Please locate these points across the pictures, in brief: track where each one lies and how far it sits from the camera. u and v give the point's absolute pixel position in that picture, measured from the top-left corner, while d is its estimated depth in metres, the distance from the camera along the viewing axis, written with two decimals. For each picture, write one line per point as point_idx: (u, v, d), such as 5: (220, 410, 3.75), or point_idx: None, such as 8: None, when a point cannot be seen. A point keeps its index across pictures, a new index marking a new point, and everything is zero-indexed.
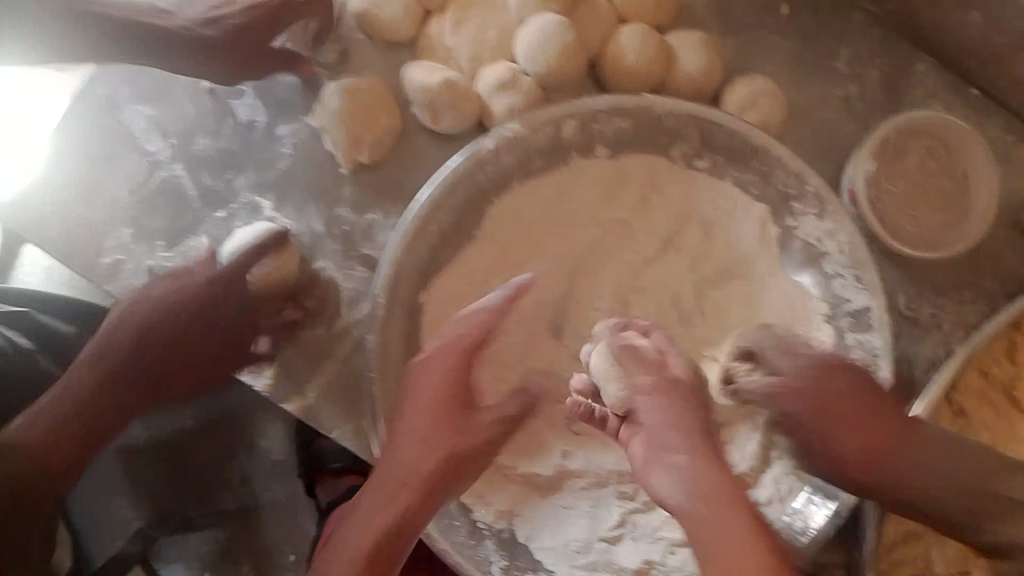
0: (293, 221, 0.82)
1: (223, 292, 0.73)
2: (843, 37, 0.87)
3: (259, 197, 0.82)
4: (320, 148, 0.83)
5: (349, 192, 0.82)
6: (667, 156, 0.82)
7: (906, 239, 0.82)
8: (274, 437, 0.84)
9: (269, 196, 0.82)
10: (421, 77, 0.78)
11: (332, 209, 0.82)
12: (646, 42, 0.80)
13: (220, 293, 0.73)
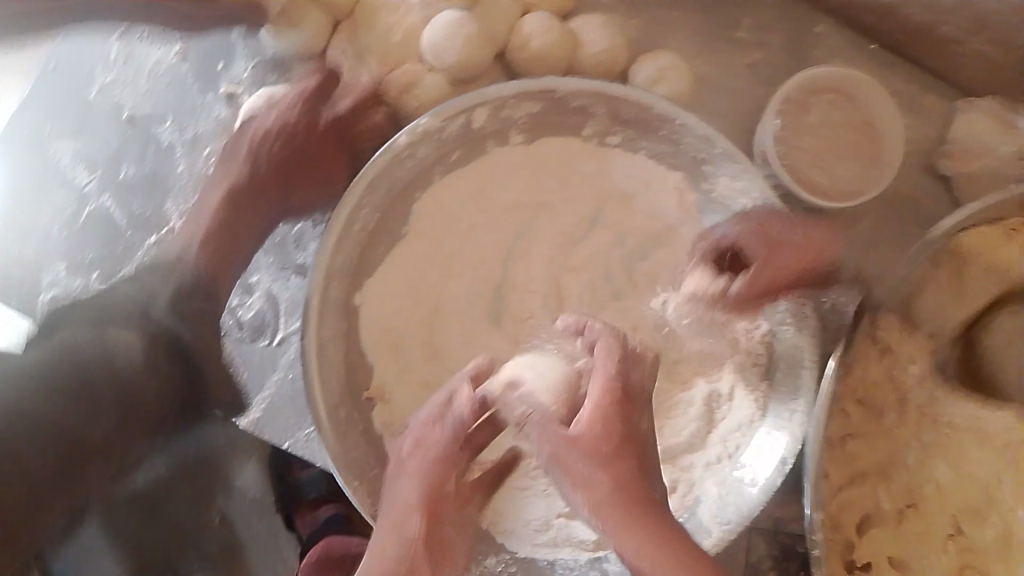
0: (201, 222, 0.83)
1: (303, 130, 0.82)
2: (745, 7, 0.90)
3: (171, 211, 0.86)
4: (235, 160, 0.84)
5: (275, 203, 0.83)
6: (579, 137, 0.85)
7: (820, 190, 0.85)
8: (246, 469, 1.02)
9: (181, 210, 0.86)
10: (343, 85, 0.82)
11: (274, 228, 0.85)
12: (548, 30, 0.83)
13: (304, 126, 0.82)
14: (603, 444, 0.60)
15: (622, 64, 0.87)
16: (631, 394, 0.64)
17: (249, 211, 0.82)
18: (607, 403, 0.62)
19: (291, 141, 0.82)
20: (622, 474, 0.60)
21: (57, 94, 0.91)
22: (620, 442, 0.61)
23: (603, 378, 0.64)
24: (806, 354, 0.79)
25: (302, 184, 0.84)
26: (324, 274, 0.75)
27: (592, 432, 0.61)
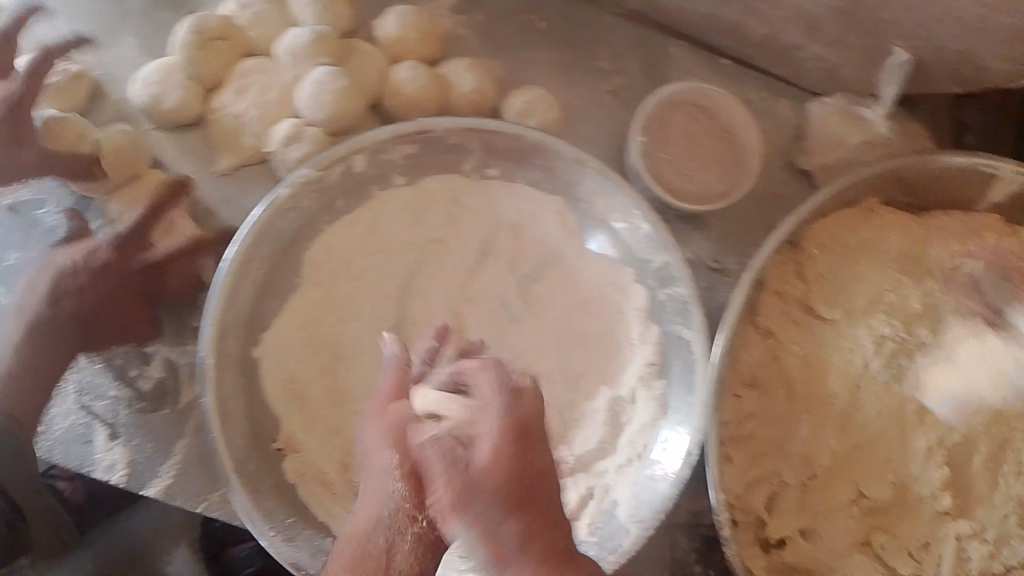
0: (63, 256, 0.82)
1: (112, 273, 0.79)
2: (599, 38, 0.97)
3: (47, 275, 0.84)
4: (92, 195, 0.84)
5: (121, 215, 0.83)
6: (461, 171, 0.89)
7: (688, 195, 0.91)
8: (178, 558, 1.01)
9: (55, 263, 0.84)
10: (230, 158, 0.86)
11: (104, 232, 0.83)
12: (418, 77, 0.87)
13: (118, 267, 0.79)
14: (512, 497, 0.58)
15: (492, 102, 0.92)
16: (530, 428, 0.61)
17: (57, 345, 0.79)
18: (509, 442, 0.59)
19: (95, 284, 0.78)
20: (534, 563, 0.56)
21: None
22: (523, 492, 0.58)
23: (498, 425, 0.60)
24: (698, 349, 0.82)
25: (106, 329, 0.80)
26: (217, 329, 0.76)
27: (500, 485, 0.58)
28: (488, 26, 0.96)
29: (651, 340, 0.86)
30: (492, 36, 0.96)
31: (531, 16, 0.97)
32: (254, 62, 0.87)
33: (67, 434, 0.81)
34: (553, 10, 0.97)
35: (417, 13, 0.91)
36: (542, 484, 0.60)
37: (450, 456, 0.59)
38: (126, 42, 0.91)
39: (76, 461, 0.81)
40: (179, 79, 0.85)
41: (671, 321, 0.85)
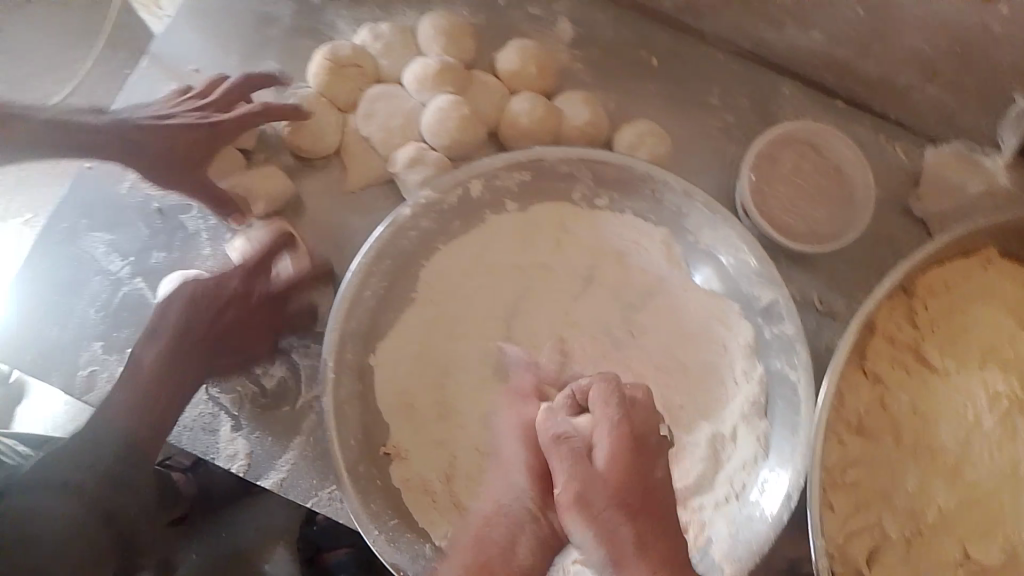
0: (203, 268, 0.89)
1: (237, 310, 0.83)
2: (711, 76, 0.98)
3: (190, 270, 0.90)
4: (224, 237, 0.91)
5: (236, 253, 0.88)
6: (571, 199, 0.91)
7: (797, 233, 0.91)
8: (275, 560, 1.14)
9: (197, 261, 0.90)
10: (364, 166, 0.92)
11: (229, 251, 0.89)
12: (532, 106, 0.91)
13: (237, 302, 0.82)
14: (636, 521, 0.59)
15: (604, 134, 0.95)
16: (640, 439, 0.64)
17: (181, 370, 0.82)
18: (625, 480, 0.61)
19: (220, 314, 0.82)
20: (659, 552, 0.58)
21: (88, 189, 0.93)
22: (653, 509, 0.61)
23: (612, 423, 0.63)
24: (802, 389, 0.81)
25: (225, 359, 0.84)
26: (337, 337, 0.81)
27: (610, 485, 0.60)
28: (601, 59, 0.99)
29: (755, 374, 0.86)
30: (604, 71, 0.98)
31: (644, 52, 0.99)
32: (380, 87, 0.93)
33: (194, 424, 0.86)
34: (666, 45, 0.99)
35: (535, 46, 0.94)
36: (652, 498, 0.62)
37: (576, 457, 0.62)
38: (267, 64, 0.96)
39: (201, 449, 0.86)
40: (311, 104, 0.91)
41: (775, 359, 0.85)
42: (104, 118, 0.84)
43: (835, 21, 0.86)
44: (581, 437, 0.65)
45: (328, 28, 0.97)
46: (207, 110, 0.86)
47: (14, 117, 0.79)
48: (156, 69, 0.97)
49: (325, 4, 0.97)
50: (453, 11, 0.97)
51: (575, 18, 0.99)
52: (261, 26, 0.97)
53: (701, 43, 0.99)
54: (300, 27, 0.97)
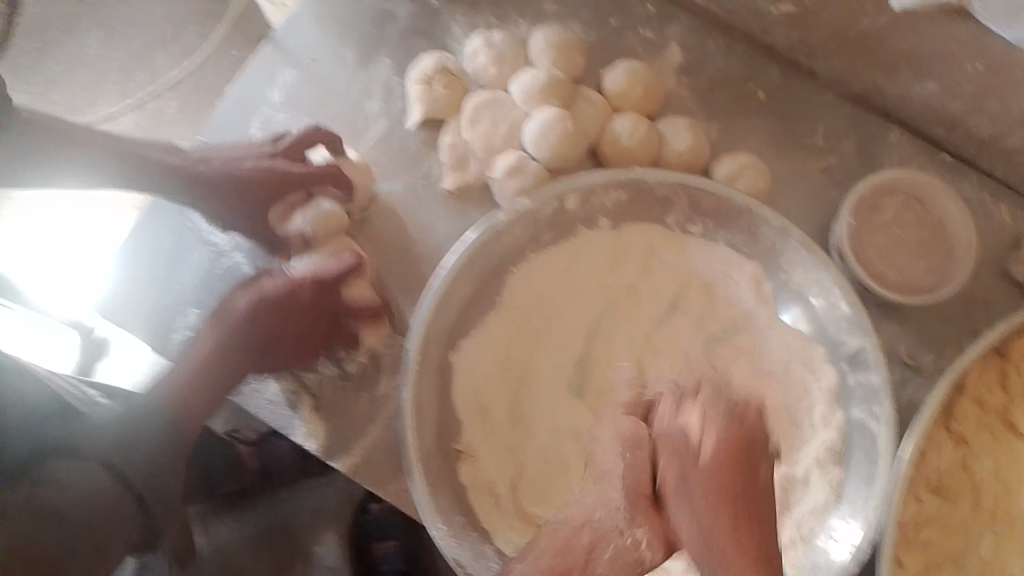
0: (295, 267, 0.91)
1: (300, 314, 0.83)
2: (818, 115, 0.98)
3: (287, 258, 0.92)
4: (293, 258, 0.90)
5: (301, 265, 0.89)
6: (663, 224, 0.91)
7: (892, 283, 0.89)
8: (326, 541, 1.27)
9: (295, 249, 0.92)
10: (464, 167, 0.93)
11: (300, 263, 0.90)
12: (635, 128, 0.91)
13: (302, 306, 0.83)
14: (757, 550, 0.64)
15: (704, 163, 0.95)
16: (756, 449, 0.70)
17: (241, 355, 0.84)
18: (736, 453, 0.69)
19: (284, 318, 0.83)
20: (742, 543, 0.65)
21: None
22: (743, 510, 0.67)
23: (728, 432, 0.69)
24: (883, 441, 0.80)
25: (285, 349, 0.86)
26: (422, 334, 0.82)
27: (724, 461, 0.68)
28: (707, 88, 0.99)
29: (835, 420, 0.85)
30: (710, 100, 0.98)
31: (752, 85, 0.98)
32: (486, 92, 0.94)
33: (278, 399, 0.89)
34: (775, 80, 0.99)
35: (643, 69, 0.95)
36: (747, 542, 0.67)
37: (685, 454, 0.69)
38: (381, 63, 0.98)
39: (280, 424, 0.88)
40: (418, 104, 0.93)
41: (858, 408, 0.84)
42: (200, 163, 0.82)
43: (954, 75, 0.84)
44: (689, 437, 0.70)
45: (442, 32, 0.98)
46: (275, 159, 0.88)
47: (65, 135, 0.69)
48: (277, 53, 0.99)
49: (443, 9, 0.99)
50: (566, 27, 0.99)
51: (686, 45, 0.99)
52: (378, 25, 0.99)
53: (810, 83, 0.98)
54: (416, 29, 0.98)
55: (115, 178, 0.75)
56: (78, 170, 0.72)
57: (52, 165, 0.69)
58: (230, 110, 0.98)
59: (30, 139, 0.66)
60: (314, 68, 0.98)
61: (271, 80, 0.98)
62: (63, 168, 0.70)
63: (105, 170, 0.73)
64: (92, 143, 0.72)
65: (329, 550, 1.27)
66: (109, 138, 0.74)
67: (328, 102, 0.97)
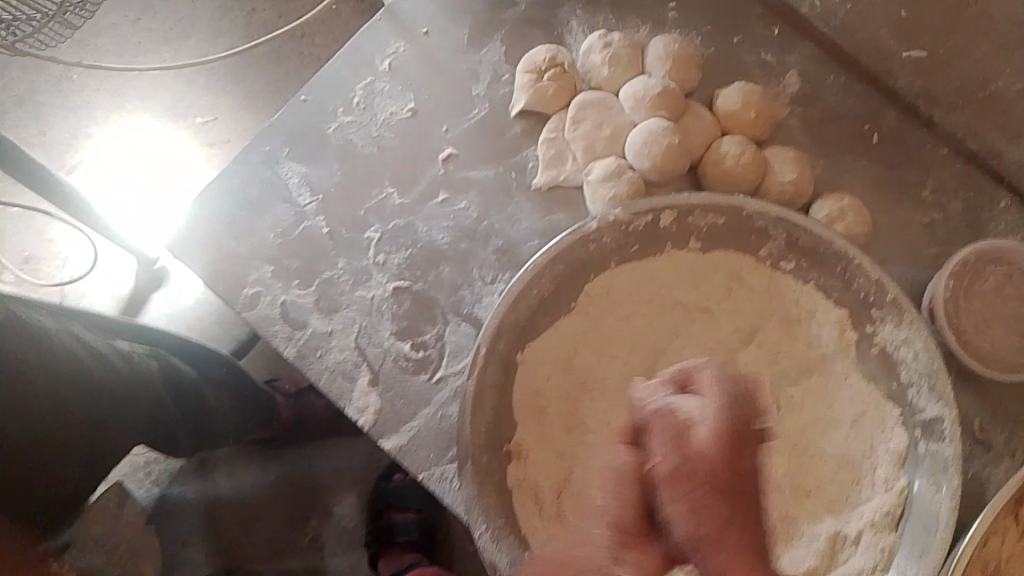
0: (375, 254, 0.90)
1: None
2: (930, 169, 0.95)
3: (375, 235, 0.91)
4: (375, 262, 0.90)
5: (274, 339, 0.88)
6: (755, 255, 0.88)
7: (983, 358, 0.85)
8: (346, 502, 1.36)
9: (382, 226, 0.91)
10: (562, 164, 0.92)
11: (376, 256, 0.90)
12: (744, 153, 0.89)
13: None
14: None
15: (804, 200, 0.93)
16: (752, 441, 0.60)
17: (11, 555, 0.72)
18: (730, 434, 0.59)
19: None
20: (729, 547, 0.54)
21: (300, 120, 0.94)
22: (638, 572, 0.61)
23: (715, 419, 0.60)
24: (942, 510, 0.77)
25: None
26: (495, 326, 0.80)
27: (712, 467, 0.57)
28: (819, 123, 0.96)
29: (897, 483, 0.83)
30: (821, 135, 0.96)
31: (867, 126, 0.95)
32: (597, 94, 0.93)
33: (337, 368, 0.87)
34: (890, 124, 0.95)
35: (759, 93, 0.92)
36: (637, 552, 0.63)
37: (677, 438, 0.59)
38: (492, 46, 0.96)
39: (336, 393, 0.86)
40: (524, 93, 0.92)
41: (923, 475, 0.82)
42: (307, 168, 0.93)
43: None
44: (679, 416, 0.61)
45: (559, 24, 0.97)
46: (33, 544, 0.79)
47: (233, 198, 0.92)
48: (392, 21, 0.97)
49: (563, 2, 0.98)
50: (685, 39, 0.97)
51: (806, 76, 0.96)
52: (497, 6, 0.97)
53: (926, 134, 0.95)
54: (533, 18, 0.97)
55: (246, 193, 0.92)
56: (224, 241, 0.91)
57: (220, 213, 0.92)
58: (330, 71, 0.95)
59: (235, 162, 0.93)
60: (423, 42, 0.97)
61: (376, 48, 0.97)
62: (217, 218, 0.92)
63: (247, 189, 0.92)
64: (253, 151, 0.94)
65: (344, 510, 1.36)
66: (257, 166, 0.93)
67: (431, 78, 0.96)
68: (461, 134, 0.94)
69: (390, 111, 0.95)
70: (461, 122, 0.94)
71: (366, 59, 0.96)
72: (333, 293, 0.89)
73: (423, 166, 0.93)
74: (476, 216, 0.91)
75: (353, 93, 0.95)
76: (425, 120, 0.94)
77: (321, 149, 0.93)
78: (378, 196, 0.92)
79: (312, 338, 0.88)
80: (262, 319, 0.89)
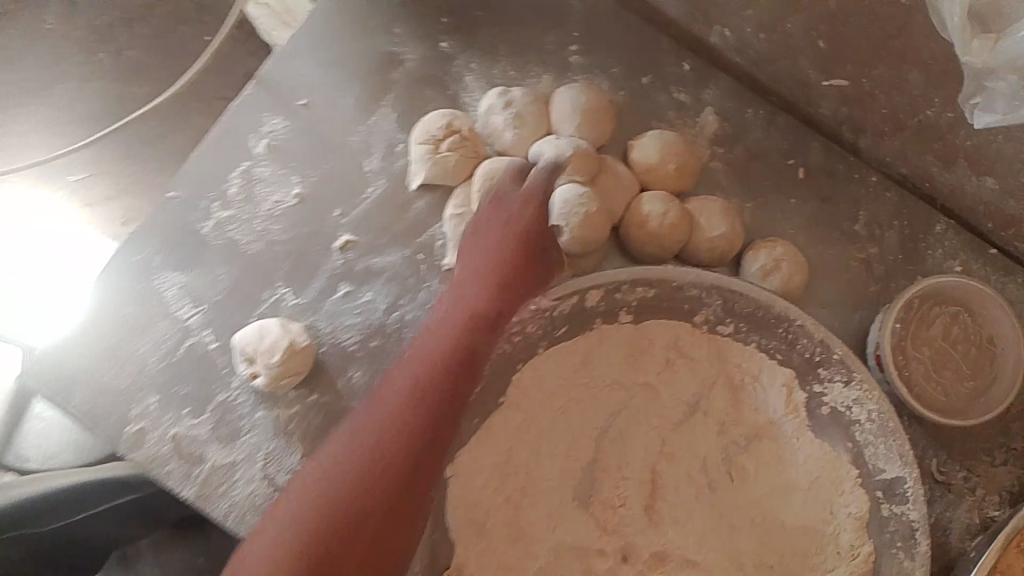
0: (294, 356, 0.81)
1: None
2: (861, 200, 0.89)
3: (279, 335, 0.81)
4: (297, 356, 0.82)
5: (168, 479, 0.77)
6: (692, 321, 0.81)
7: (933, 403, 0.80)
8: None
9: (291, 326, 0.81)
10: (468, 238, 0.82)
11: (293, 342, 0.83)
12: (668, 210, 0.82)
13: None
14: (300, 532, 0.59)
15: (736, 249, 0.86)
16: None
17: None
18: None
19: None
20: None
21: (171, 222, 0.83)
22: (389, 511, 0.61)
23: None
24: None
25: None
26: None
27: None
28: (744, 162, 0.89)
29: (862, 550, 0.78)
30: (746, 175, 0.89)
31: (793, 160, 0.90)
32: (501, 159, 0.83)
33: (242, 503, 0.76)
34: (814, 158, 0.90)
35: (677, 141, 0.85)
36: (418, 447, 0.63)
37: None
38: (382, 112, 0.87)
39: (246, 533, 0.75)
40: (425, 166, 0.83)
41: (891, 543, 0.77)
42: (186, 275, 0.82)
43: None
44: None
45: (453, 80, 0.88)
46: None
47: (107, 319, 0.81)
48: (266, 91, 0.87)
49: (456, 55, 0.89)
50: (593, 86, 0.89)
51: (723, 112, 0.90)
52: (384, 68, 0.88)
53: (853, 161, 0.90)
54: (426, 75, 0.88)
55: (120, 311, 0.81)
56: (105, 373, 0.80)
57: (95, 339, 0.81)
58: (200, 160, 0.84)
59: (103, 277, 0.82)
60: (302, 115, 0.86)
61: (247, 128, 0.86)
62: (92, 347, 0.80)
63: (119, 307, 0.81)
64: (121, 262, 0.83)
65: None
66: (130, 278, 0.82)
67: (317, 156, 0.85)
68: (357, 216, 0.84)
69: (273, 197, 0.84)
70: (357, 203, 0.85)
71: (239, 141, 0.85)
72: (231, 417, 0.79)
73: (320, 257, 0.83)
74: (386, 308, 0.82)
75: (229, 182, 0.84)
76: (315, 205, 0.84)
77: (201, 250, 0.83)
78: (272, 295, 0.82)
79: (214, 472, 0.77)
80: (153, 458, 0.77)
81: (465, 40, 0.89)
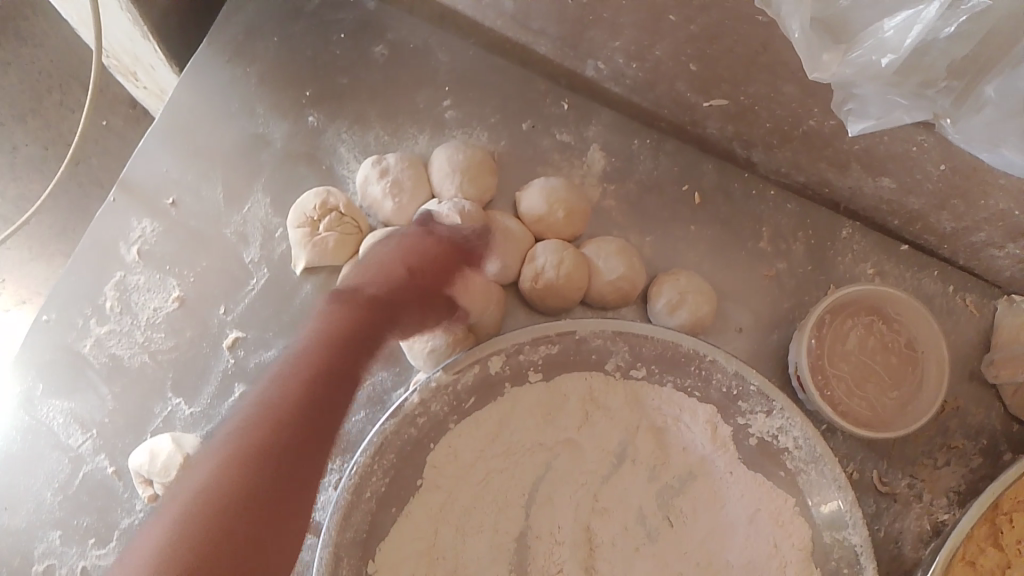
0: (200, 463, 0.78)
1: None
2: (762, 216, 0.87)
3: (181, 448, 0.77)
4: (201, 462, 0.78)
5: None
6: (602, 371, 0.79)
7: (858, 418, 0.78)
8: None
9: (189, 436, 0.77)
10: None
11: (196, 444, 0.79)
12: (563, 259, 0.79)
13: None
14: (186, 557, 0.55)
15: (640, 288, 0.83)
16: None
17: None
18: None
19: None
20: None
21: (49, 347, 0.80)
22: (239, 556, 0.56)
23: None
24: None
25: None
26: (331, 554, 0.68)
27: None
28: (638, 195, 0.87)
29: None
30: (642, 208, 0.86)
31: (687, 186, 0.87)
32: (389, 229, 0.78)
33: None
34: (708, 181, 0.87)
35: (564, 187, 0.82)
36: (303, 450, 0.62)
37: None
38: (256, 199, 0.83)
39: None
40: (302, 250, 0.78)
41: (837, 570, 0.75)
42: (72, 401, 0.78)
43: (911, 172, 0.75)
44: None
45: (326, 153, 0.85)
46: None
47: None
48: (130, 195, 0.83)
49: (325, 126, 0.85)
50: (470, 139, 0.85)
51: (609, 148, 0.87)
52: (252, 150, 0.84)
53: (748, 178, 0.88)
54: (295, 152, 0.84)
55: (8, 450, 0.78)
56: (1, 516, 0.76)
57: None
58: (71, 277, 0.81)
59: None
60: (173, 215, 0.83)
61: (116, 238, 0.82)
62: None
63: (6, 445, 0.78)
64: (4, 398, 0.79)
65: None
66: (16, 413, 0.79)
67: (192, 255, 0.81)
68: (243, 312, 0.80)
69: (151, 305, 0.80)
70: (240, 297, 0.80)
71: (109, 252, 0.82)
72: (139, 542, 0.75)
73: (207, 361, 0.79)
74: None
75: (106, 297, 0.80)
76: (196, 307, 0.80)
77: (84, 371, 0.79)
78: (163, 408, 0.78)
79: None
80: None
81: (331, 110, 0.85)
